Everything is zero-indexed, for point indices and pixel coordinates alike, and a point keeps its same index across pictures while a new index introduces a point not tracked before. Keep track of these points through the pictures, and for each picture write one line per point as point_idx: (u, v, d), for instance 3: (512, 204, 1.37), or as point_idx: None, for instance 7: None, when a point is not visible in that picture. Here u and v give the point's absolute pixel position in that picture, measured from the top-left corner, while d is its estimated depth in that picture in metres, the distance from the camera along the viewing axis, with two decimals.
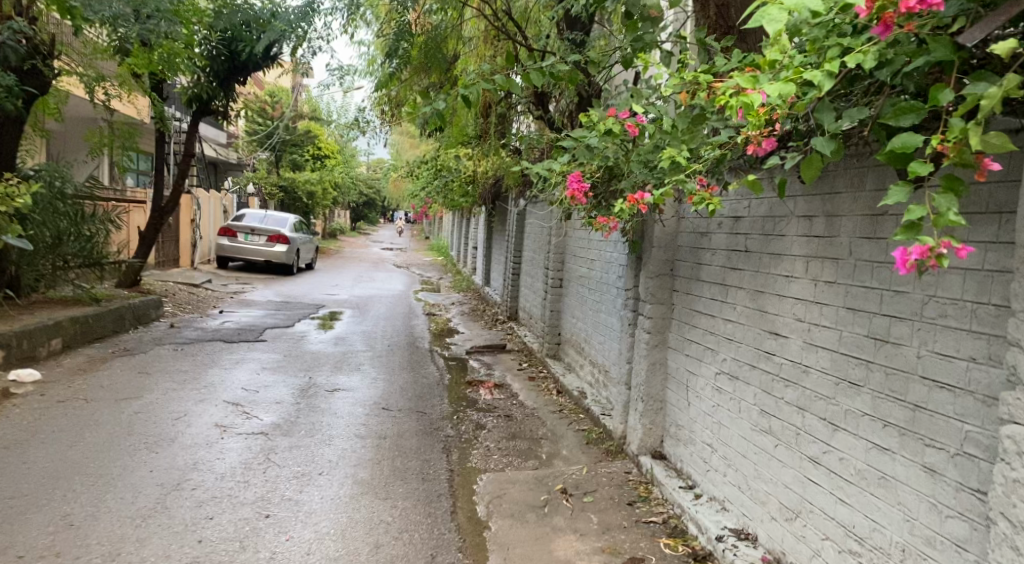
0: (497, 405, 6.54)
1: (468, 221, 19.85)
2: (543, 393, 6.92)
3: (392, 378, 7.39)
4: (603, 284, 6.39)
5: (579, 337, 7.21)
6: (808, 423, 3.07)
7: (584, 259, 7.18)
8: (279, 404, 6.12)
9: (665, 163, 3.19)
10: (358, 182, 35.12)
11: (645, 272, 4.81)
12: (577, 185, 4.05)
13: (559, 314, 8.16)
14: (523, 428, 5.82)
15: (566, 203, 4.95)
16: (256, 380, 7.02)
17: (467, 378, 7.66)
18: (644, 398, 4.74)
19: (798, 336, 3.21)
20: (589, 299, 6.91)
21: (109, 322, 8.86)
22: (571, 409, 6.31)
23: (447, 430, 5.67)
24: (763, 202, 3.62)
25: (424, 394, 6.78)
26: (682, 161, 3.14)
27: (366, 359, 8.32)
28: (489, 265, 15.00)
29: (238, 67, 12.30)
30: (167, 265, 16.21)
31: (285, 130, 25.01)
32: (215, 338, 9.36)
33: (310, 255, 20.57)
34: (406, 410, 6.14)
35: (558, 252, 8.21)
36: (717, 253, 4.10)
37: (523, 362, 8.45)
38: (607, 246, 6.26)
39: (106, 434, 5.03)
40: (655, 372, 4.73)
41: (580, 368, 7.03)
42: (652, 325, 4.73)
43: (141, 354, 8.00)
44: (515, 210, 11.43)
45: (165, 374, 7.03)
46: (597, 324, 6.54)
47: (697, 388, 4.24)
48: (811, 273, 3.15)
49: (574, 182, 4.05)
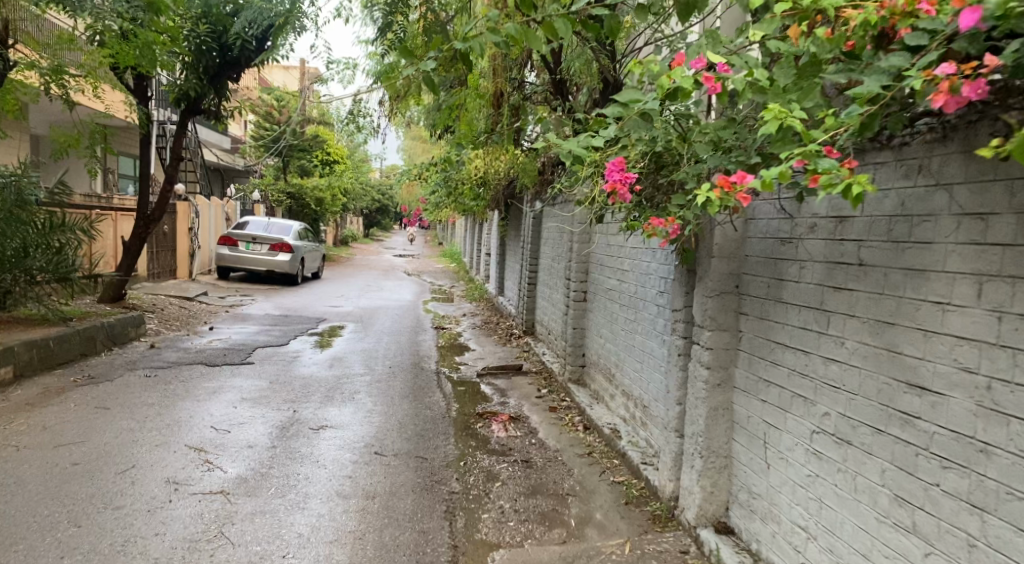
0: (513, 446, 5.47)
1: (482, 226, 18.84)
2: (568, 430, 5.86)
3: (392, 411, 6.36)
4: (639, 301, 5.32)
5: (608, 362, 6.14)
6: (994, 536, 2.08)
7: (614, 269, 6.12)
8: (251, 450, 5.11)
9: (771, 127, 2.26)
10: (370, 189, 34.13)
11: (701, 290, 3.74)
12: (620, 177, 3.03)
13: (583, 332, 7.10)
14: (546, 479, 4.76)
15: (599, 202, 3.91)
16: (231, 415, 6.00)
17: (479, 408, 6.60)
18: (702, 453, 3.68)
19: (964, 397, 2.18)
20: (620, 317, 5.84)
21: (78, 344, 7.91)
22: (602, 452, 5.24)
23: (452, 484, 4.62)
24: (885, 195, 2.54)
25: (427, 432, 5.73)
26: (797, 126, 2.21)
27: (362, 386, 7.28)
28: (501, 274, 13.96)
29: (230, 63, 11.33)
30: (162, 276, 15.30)
31: (292, 134, 24.15)
32: (198, 361, 8.38)
33: (316, 263, 19.63)
34: (404, 455, 5.09)
35: (582, 262, 7.15)
36: (809, 267, 3.03)
37: (542, 387, 7.39)
38: (645, 254, 5.20)
39: (23, 501, 4.02)
40: (716, 422, 3.67)
41: (610, 398, 5.95)
42: (713, 358, 3.67)
43: (107, 383, 7.02)
44: (531, 214, 10.38)
45: (125, 410, 6.02)
46: (631, 348, 5.48)
47: (780, 447, 3.17)
48: (991, 302, 2.12)
49: (615, 173, 3.04)
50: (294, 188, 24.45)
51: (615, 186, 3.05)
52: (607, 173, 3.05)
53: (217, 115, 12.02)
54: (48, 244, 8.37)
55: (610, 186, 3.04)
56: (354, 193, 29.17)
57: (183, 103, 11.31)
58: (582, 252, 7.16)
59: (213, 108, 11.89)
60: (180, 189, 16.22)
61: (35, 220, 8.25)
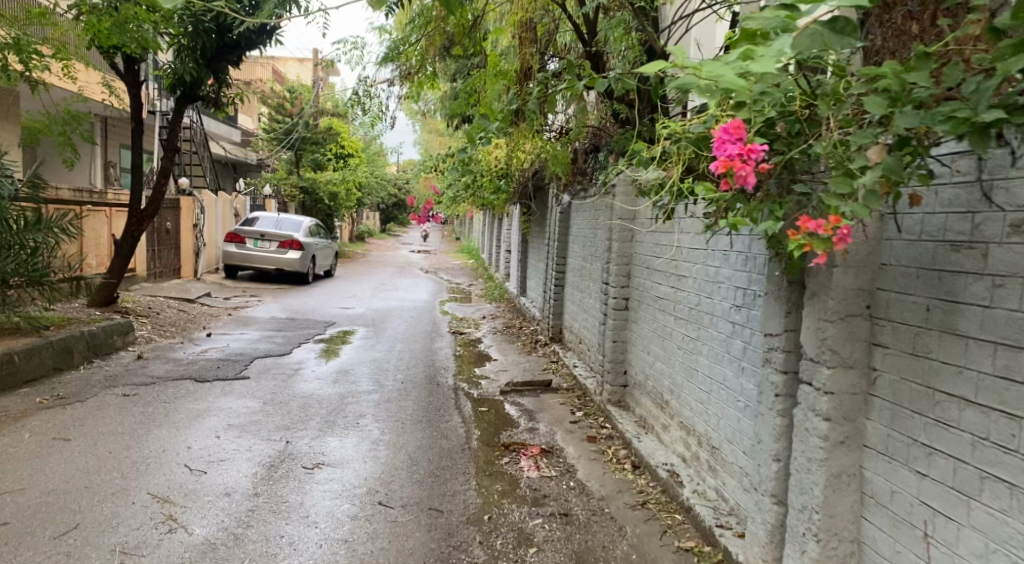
0: (548, 492, 4.51)
1: (501, 221, 17.86)
2: (611, 470, 4.89)
3: (403, 441, 5.40)
4: (705, 314, 4.32)
5: (660, 386, 5.16)
6: None
7: (667, 273, 5.12)
8: (228, 500, 4.17)
9: None
10: (388, 185, 33.18)
11: (817, 313, 2.72)
12: (738, 154, 2.22)
13: (624, 346, 6.12)
14: (593, 544, 3.79)
15: (678, 188, 2.90)
16: (211, 449, 5.06)
17: (504, 438, 5.63)
18: (819, 537, 2.69)
19: None
20: (677, 331, 4.84)
21: (51, 358, 7.02)
22: (658, 502, 4.27)
23: (475, 552, 3.66)
24: None
25: (445, 472, 4.78)
26: None
27: (370, 407, 6.35)
28: (524, 274, 12.98)
29: (229, 45, 10.42)
30: (165, 277, 14.46)
31: (303, 127, 23.29)
32: (188, 375, 7.48)
33: (329, 261, 18.74)
34: (415, 508, 4.14)
35: (624, 264, 6.13)
36: (1014, 289, 2.08)
37: (576, 408, 6.40)
38: (714, 258, 4.21)
39: None
40: (839, 494, 2.66)
41: (664, 430, 4.98)
42: (834, 407, 2.66)
43: (78, 404, 6.10)
44: (558, 208, 9.40)
45: (88, 441, 5.10)
46: (693, 372, 4.49)
47: (960, 550, 2.22)
48: None
49: (731, 148, 2.24)
50: (307, 182, 23.54)
51: (730, 167, 2.24)
52: (716, 151, 2.26)
53: (216, 103, 11.18)
54: (22, 244, 7.48)
55: (720, 169, 2.25)
56: (369, 188, 28.29)
57: (178, 89, 10.54)
58: (624, 253, 6.14)
59: (212, 95, 11.10)
60: (184, 183, 15.34)
61: (6, 218, 7.36)
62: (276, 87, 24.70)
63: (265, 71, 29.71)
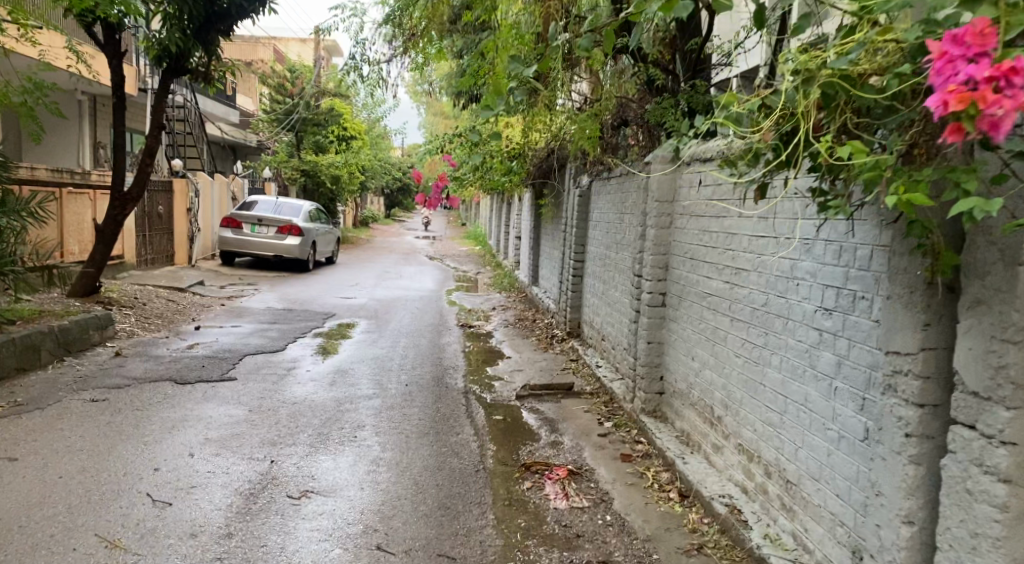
0: (581, 530, 3.75)
1: (510, 205, 17.08)
2: (653, 499, 4.12)
3: (406, 461, 4.63)
4: (777, 317, 3.55)
5: (710, 399, 4.39)
6: None
7: (719, 266, 4.32)
8: (194, 544, 3.41)
9: None
10: (392, 169, 32.29)
11: (998, 333, 1.98)
12: (981, 80, 1.70)
13: (660, 347, 5.33)
14: None
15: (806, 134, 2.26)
16: (181, 472, 4.30)
17: (523, 455, 4.85)
18: None
19: None
20: (734, 336, 4.06)
21: (12, 357, 6.25)
22: (717, 548, 3.52)
23: None
24: None
25: (457, 503, 4.02)
26: None
27: (369, 416, 5.57)
28: (535, 261, 12.18)
29: (217, 12, 9.59)
30: (156, 263, 13.68)
31: (305, 108, 22.42)
32: (169, 375, 6.73)
33: (331, 247, 17.94)
34: (421, 555, 3.40)
35: (660, 253, 5.32)
36: None
37: (604, 418, 5.63)
38: (793, 251, 3.43)
39: None
40: None
41: (716, 451, 4.22)
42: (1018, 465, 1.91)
43: (37, 412, 5.34)
44: (577, 191, 8.60)
45: (35, 462, 4.33)
46: (758, 387, 3.73)
47: None
48: None
49: (964, 73, 1.74)
50: (308, 165, 22.68)
51: (971, 100, 1.70)
52: (940, 81, 1.77)
53: (205, 77, 10.35)
54: None
55: (945, 102, 1.73)
56: (374, 172, 27.47)
57: (164, 61, 9.70)
58: (660, 241, 5.32)
59: (200, 68, 10.30)
60: (178, 165, 14.52)
61: None
62: (276, 66, 23.74)
63: (265, 51, 28.70)
